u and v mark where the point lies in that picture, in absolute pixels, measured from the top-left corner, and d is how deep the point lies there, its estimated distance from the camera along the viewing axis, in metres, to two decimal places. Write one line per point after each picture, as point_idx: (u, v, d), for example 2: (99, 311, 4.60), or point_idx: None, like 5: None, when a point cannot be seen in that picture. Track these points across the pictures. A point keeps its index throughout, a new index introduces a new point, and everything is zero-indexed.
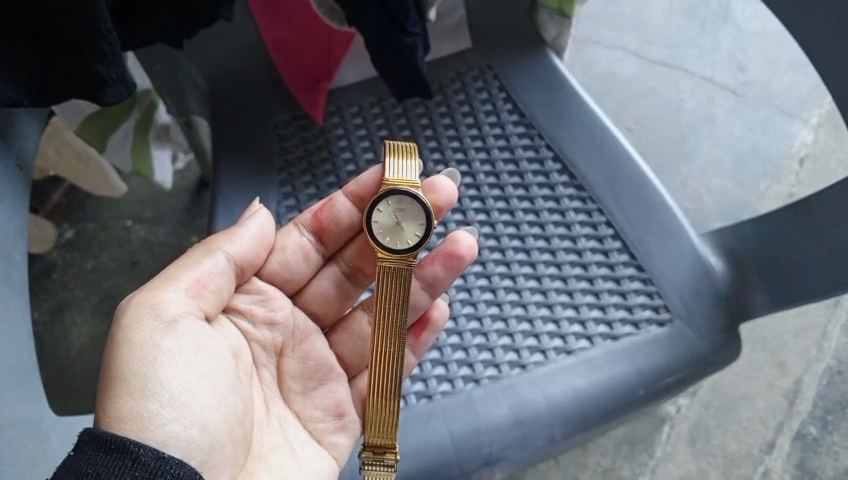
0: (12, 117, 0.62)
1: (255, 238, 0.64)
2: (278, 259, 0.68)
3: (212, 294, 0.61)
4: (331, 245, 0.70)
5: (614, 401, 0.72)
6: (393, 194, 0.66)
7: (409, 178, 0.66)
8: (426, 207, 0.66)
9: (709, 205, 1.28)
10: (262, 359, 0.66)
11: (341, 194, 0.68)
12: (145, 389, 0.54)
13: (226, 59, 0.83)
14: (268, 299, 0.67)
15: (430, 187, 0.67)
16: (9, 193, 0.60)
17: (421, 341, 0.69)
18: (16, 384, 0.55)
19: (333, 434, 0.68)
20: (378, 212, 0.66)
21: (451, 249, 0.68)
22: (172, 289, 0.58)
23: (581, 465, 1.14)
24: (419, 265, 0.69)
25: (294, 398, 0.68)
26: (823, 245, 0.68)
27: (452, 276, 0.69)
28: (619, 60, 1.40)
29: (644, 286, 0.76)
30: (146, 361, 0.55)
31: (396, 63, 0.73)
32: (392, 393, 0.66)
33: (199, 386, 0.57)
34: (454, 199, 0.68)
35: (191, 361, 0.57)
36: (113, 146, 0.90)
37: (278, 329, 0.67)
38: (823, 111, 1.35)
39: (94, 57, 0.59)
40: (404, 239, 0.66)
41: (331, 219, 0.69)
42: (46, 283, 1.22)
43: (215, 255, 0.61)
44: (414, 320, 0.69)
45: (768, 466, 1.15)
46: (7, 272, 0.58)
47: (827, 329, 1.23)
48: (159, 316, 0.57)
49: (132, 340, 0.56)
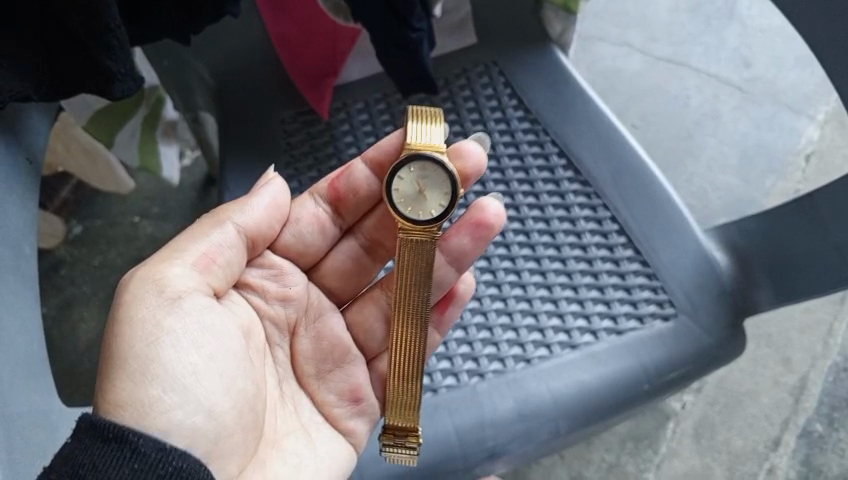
0: (20, 111, 0.63)
1: (268, 207, 0.64)
2: (292, 231, 0.68)
3: (221, 268, 0.61)
4: (348, 216, 0.71)
5: (617, 396, 0.72)
6: (417, 160, 0.65)
7: (434, 143, 0.65)
8: (451, 173, 0.65)
9: (714, 202, 1.28)
10: (276, 338, 0.67)
11: (359, 161, 0.68)
12: (145, 373, 0.54)
13: (231, 55, 0.83)
14: (282, 274, 0.68)
15: (457, 152, 0.66)
16: (19, 187, 0.61)
17: (446, 316, 0.70)
18: (25, 374, 0.56)
19: (349, 419, 0.69)
20: (399, 180, 0.66)
21: (479, 219, 0.67)
22: (178, 263, 0.59)
23: (586, 461, 1.15)
24: (444, 235, 0.68)
25: (308, 380, 0.69)
26: (827, 240, 0.68)
27: (479, 246, 0.68)
28: (624, 56, 1.40)
29: (649, 281, 0.76)
30: (148, 342, 0.55)
31: (402, 61, 0.74)
32: (414, 372, 0.67)
33: (205, 370, 0.57)
34: (482, 166, 0.67)
35: (197, 341, 0.58)
36: (123, 141, 0.90)
37: (291, 304, 0.68)
38: (829, 108, 1.34)
39: (104, 53, 0.60)
40: (428, 209, 0.66)
41: (348, 187, 0.69)
42: (54, 279, 1.23)
43: (226, 226, 0.62)
44: (440, 297, 0.70)
45: (773, 463, 1.15)
46: (17, 265, 0.59)
47: (833, 325, 1.22)
48: (164, 293, 0.57)
49: (135, 318, 0.56)
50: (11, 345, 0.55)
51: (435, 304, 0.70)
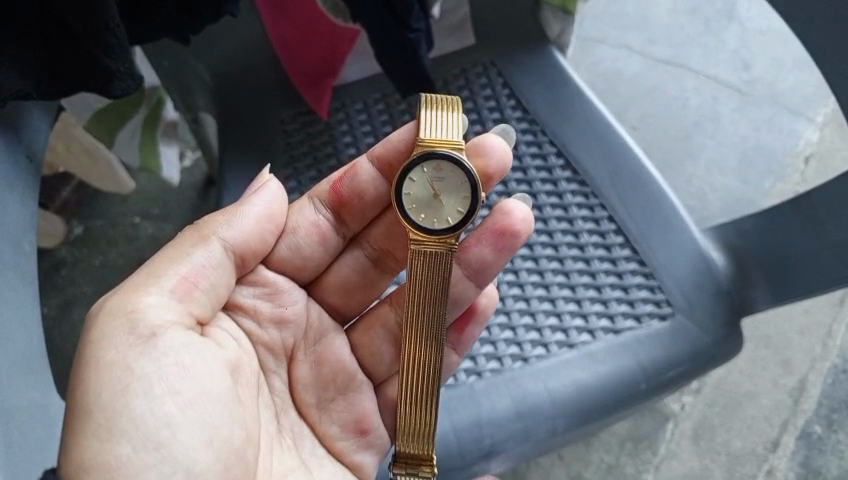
0: (19, 108, 0.63)
1: (258, 217, 0.63)
2: (288, 242, 0.68)
3: (204, 293, 0.61)
4: (354, 224, 0.70)
5: (615, 395, 0.72)
6: (430, 159, 0.64)
7: (452, 140, 0.64)
8: (470, 175, 0.64)
9: (713, 203, 1.29)
10: (271, 365, 0.67)
11: (365, 159, 0.67)
12: (112, 427, 0.53)
13: (229, 56, 0.84)
14: (277, 293, 0.68)
15: (477, 149, 0.65)
16: (20, 184, 0.61)
17: (465, 335, 0.70)
18: (24, 370, 0.56)
19: (356, 453, 0.69)
20: (411, 182, 0.64)
21: (503, 225, 0.65)
22: (153, 292, 0.58)
23: (585, 462, 1.15)
24: (464, 246, 0.67)
25: (309, 409, 0.69)
26: (824, 239, 0.68)
27: (502, 257, 0.67)
28: (624, 59, 1.40)
29: (646, 281, 0.76)
30: (116, 390, 0.54)
31: (400, 61, 0.74)
32: (431, 399, 0.67)
33: (181, 420, 0.55)
34: (504, 163, 0.66)
35: (173, 387, 0.56)
36: (126, 139, 0.90)
37: (287, 328, 0.68)
38: (828, 110, 1.35)
39: (102, 50, 0.60)
40: (444, 215, 0.65)
41: (351, 189, 0.68)
42: (55, 279, 1.23)
43: (210, 242, 0.61)
44: (459, 314, 0.69)
45: (772, 464, 1.15)
46: (17, 261, 0.59)
47: (832, 327, 1.22)
48: (137, 331, 0.56)
49: (104, 361, 0.55)
50: (10, 342, 0.56)
51: (453, 322, 0.70)
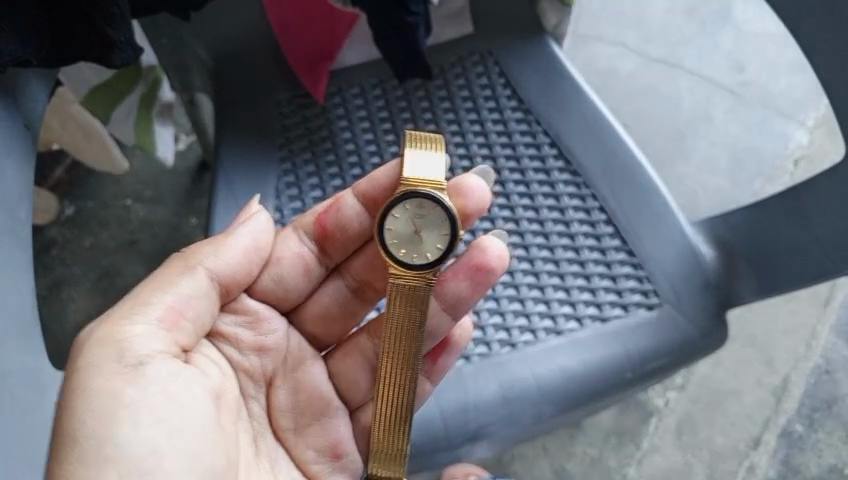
0: (19, 75, 0.63)
1: (244, 250, 0.63)
2: (271, 273, 0.68)
3: (190, 322, 0.60)
4: (336, 255, 0.69)
5: (601, 381, 0.73)
6: (414, 197, 0.63)
7: (434, 180, 0.63)
8: (450, 213, 0.63)
9: (703, 201, 1.30)
10: (250, 391, 0.68)
11: (350, 194, 0.67)
12: (99, 454, 0.53)
13: (228, 35, 0.84)
14: (257, 322, 0.67)
15: (458, 189, 0.64)
16: (18, 151, 0.61)
17: (438, 365, 0.70)
18: (17, 336, 0.57)
19: (330, 476, 0.70)
20: (393, 218, 0.64)
21: (479, 261, 0.65)
22: (139, 322, 0.57)
23: (569, 454, 1.16)
24: (442, 278, 0.66)
25: (286, 434, 0.69)
26: (810, 233, 0.69)
27: (477, 292, 0.66)
28: (619, 56, 1.41)
29: (634, 271, 0.77)
30: (103, 418, 0.54)
31: (397, 43, 0.75)
32: (403, 425, 0.67)
33: (167, 448, 0.56)
34: (484, 205, 0.65)
35: (158, 416, 0.56)
36: (120, 116, 0.89)
37: (267, 355, 0.68)
38: (819, 113, 1.36)
39: (103, 18, 0.61)
40: (424, 250, 0.64)
41: (335, 223, 0.68)
42: (45, 259, 1.23)
43: (195, 272, 0.60)
44: (435, 345, 0.69)
45: (753, 461, 1.17)
46: (13, 228, 0.59)
47: (816, 328, 1.24)
48: (124, 361, 0.56)
49: (91, 390, 0.55)
50: (6, 305, 0.57)
51: (428, 352, 0.70)
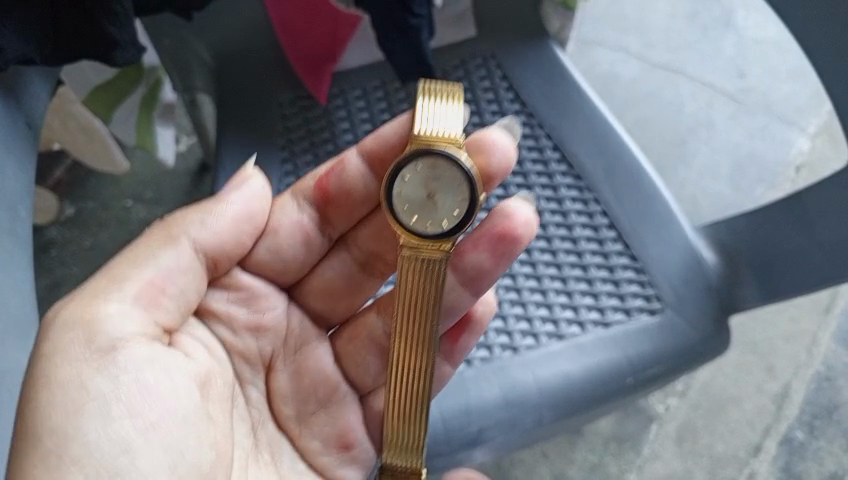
0: (19, 74, 0.63)
1: (234, 219, 0.63)
2: (267, 244, 0.67)
3: (171, 299, 0.60)
4: (340, 225, 0.70)
5: (603, 387, 0.73)
6: (426, 156, 0.61)
7: (450, 137, 0.62)
8: (469, 174, 0.61)
9: (704, 207, 1.29)
10: (248, 376, 0.67)
11: (353, 153, 0.67)
12: (63, 456, 0.52)
13: (230, 37, 0.85)
14: (253, 298, 0.67)
15: (478, 145, 0.63)
16: (19, 150, 0.61)
17: (459, 345, 0.70)
18: (16, 334, 0.56)
19: (341, 467, 0.69)
20: (403, 181, 0.62)
21: (504, 228, 0.64)
22: (114, 300, 0.57)
23: (569, 460, 1.15)
24: (462, 250, 0.65)
25: (289, 422, 0.68)
26: (813, 240, 0.69)
27: (501, 263, 0.66)
28: (621, 62, 1.41)
29: (637, 276, 0.77)
30: (69, 413, 0.53)
31: (401, 46, 0.75)
32: (420, 411, 0.67)
33: (141, 446, 0.54)
34: (506, 159, 0.64)
35: (132, 409, 0.55)
36: (122, 115, 0.87)
37: (264, 336, 0.68)
38: (821, 120, 1.36)
39: (106, 17, 0.63)
40: (439, 218, 0.63)
41: (336, 187, 0.67)
42: (45, 259, 1.23)
43: (178, 242, 0.60)
44: (454, 323, 0.69)
45: (753, 469, 1.16)
46: (12, 225, 0.59)
47: (817, 335, 1.24)
48: (95, 344, 0.55)
49: (57, 378, 0.53)
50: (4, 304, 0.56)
51: (447, 332, 0.70)
